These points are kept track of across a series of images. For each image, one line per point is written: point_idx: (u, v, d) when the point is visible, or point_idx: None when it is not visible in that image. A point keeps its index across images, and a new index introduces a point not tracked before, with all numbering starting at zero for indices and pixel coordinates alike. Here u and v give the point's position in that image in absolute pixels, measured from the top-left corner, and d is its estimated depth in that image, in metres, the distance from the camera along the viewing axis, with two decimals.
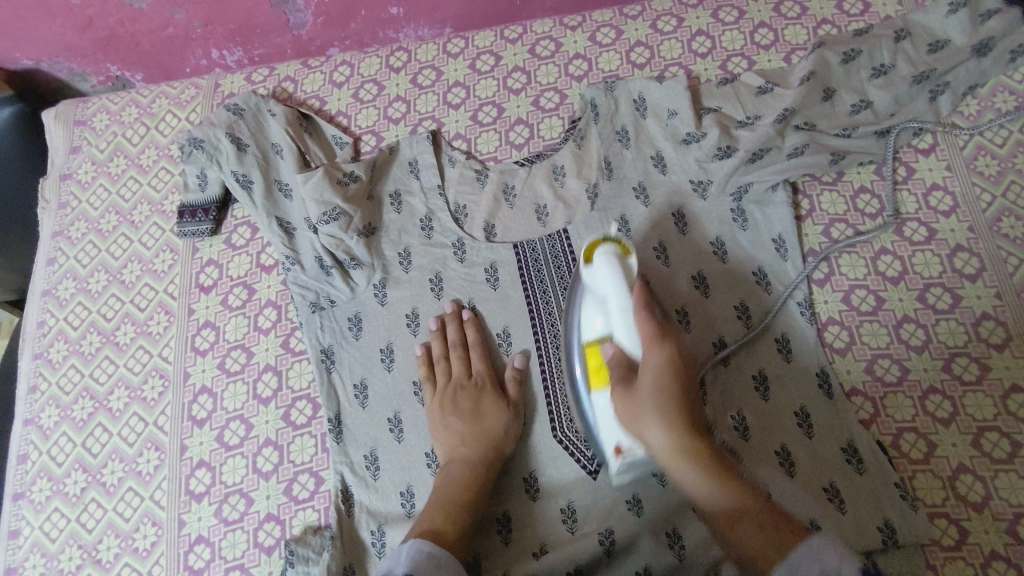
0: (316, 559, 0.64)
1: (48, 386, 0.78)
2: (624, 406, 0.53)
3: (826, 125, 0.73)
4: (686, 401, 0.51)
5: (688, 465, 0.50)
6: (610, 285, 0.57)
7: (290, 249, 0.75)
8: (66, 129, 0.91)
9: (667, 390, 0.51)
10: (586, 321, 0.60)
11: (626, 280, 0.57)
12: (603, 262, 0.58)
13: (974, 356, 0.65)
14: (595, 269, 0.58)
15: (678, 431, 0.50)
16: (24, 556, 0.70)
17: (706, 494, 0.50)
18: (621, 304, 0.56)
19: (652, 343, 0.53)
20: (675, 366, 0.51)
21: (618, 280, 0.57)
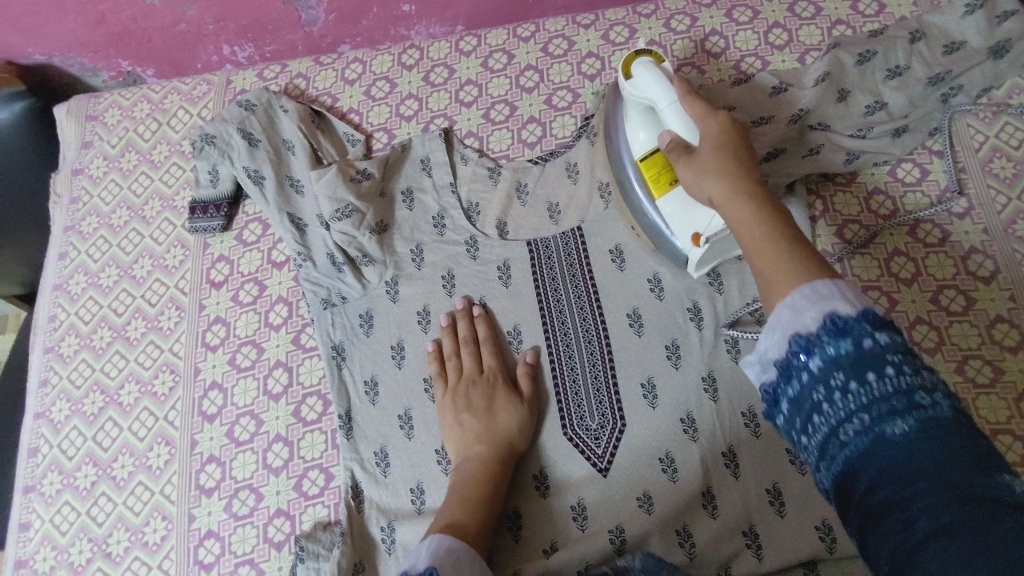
0: (327, 555, 0.64)
1: (58, 380, 0.78)
2: (688, 172, 0.56)
3: (840, 125, 0.74)
4: (740, 155, 0.54)
5: (744, 207, 0.49)
6: (651, 85, 0.63)
7: (302, 245, 0.75)
8: (78, 124, 0.91)
9: (724, 146, 0.55)
10: (639, 138, 0.66)
11: (666, 76, 0.63)
12: (642, 70, 0.64)
13: (988, 359, 0.65)
14: (637, 82, 0.64)
15: (731, 182, 0.52)
16: (35, 549, 0.71)
17: (750, 226, 0.48)
18: (665, 89, 0.62)
19: (705, 118, 0.59)
20: (727, 130, 0.56)
21: (659, 79, 0.63)
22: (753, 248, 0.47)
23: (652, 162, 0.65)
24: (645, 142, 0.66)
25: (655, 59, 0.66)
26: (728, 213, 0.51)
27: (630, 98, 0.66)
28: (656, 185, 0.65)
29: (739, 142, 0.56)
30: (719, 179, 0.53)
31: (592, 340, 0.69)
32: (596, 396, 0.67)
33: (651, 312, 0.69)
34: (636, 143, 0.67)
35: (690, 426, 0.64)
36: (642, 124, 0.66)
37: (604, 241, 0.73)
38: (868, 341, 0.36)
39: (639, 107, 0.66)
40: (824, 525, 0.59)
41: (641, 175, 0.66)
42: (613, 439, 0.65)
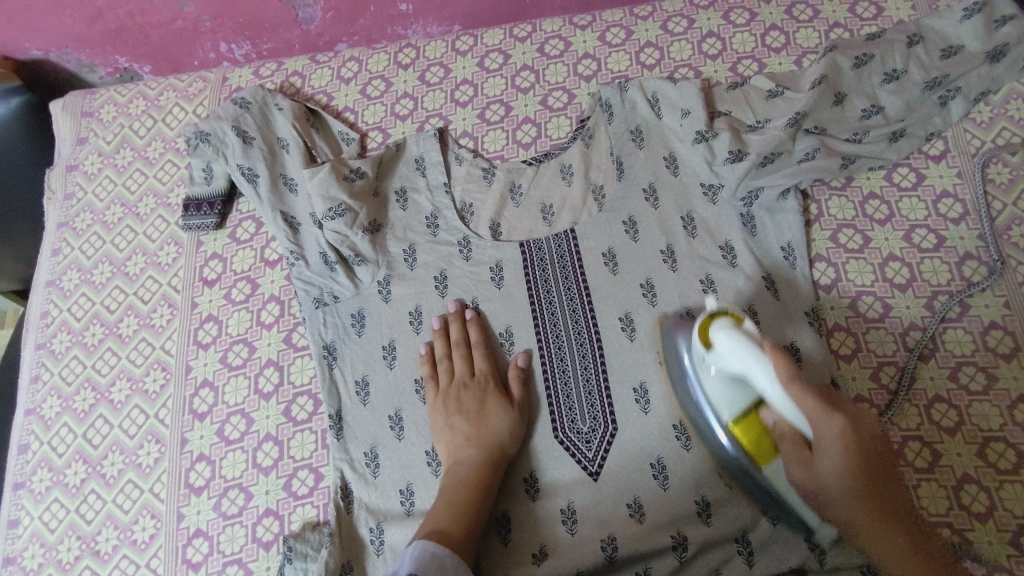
0: (315, 556, 0.64)
1: (50, 376, 0.78)
2: (803, 476, 0.53)
3: (836, 129, 0.73)
4: (872, 482, 0.50)
5: (875, 535, 0.51)
6: (744, 359, 0.54)
7: (295, 244, 0.75)
8: (74, 120, 0.91)
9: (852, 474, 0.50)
10: (721, 399, 0.58)
11: (757, 350, 0.54)
12: (724, 337, 0.56)
13: (981, 366, 0.65)
14: (718, 349, 0.56)
15: (857, 492, 0.50)
16: (23, 546, 0.70)
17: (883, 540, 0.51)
18: (761, 367, 0.53)
19: (822, 419, 0.50)
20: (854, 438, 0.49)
21: (750, 354, 0.54)
22: (878, 556, 0.52)
23: (746, 425, 0.57)
24: (736, 410, 0.57)
25: (734, 319, 0.57)
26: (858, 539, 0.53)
27: (708, 361, 0.58)
28: (754, 451, 0.57)
29: (865, 466, 0.50)
30: (846, 486, 0.50)
31: (584, 344, 0.69)
32: (587, 399, 0.67)
33: (644, 317, 0.69)
34: (720, 407, 0.58)
35: (683, 434, 0.64)
36: (726, 388, 0.58)
37: (597, 244, 0.72)
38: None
39: (720, 375, 0.57)
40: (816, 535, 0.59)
41: (732, 440, 0.58)
42: (603, 443, 0.65)
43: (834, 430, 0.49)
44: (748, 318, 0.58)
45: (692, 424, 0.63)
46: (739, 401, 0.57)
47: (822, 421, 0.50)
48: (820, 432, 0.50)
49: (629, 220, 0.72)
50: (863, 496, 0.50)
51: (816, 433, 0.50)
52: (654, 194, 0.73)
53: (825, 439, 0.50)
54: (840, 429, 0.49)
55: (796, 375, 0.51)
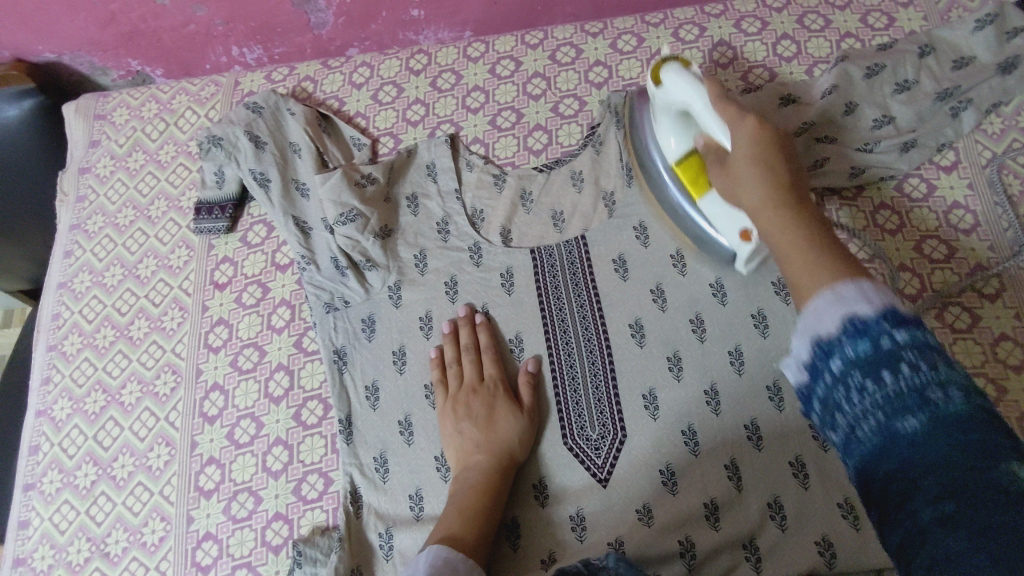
0: (324, 561, 0.64)
1: (61, 378, 0.78)
2: (726, 185, 0.52)
3: (847, 138, 0.74)
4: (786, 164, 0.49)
5: (768, 211, 0.46)
6: (684, 89, 0.60)
7: (307, 249, 0.75)
8: (86, 123, 0.91)
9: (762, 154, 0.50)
10: (673, 142, 0.65)
11: (694, 79, 0.60)
12: (671, 75, 0.62)
13: (992, 377, 0.65)
14: (666, 88, 0.62)
15: (768, 175, 0.48)
16: (34, 547, 0.71)
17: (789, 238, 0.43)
18: (694, 91, 0.59)
19: (737, 123, 0.53)
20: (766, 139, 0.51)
21: (687, 83, 0.60)
22: (772, 239, 0.44)
23: (688, 166, 0.65)
24: (678, 146, 0.65)
25: (682, 63, 0.63)
26: (760, 224, 0.46)
27: (660, 101, 0.64)
28: (694, 189, 0.65)
29: (775, 149, 0.50)
30: (762, 187, 0.47)
31: (594, 351, 0.69)
32: (597, 406, 0.67)
33: (654, 323, 0.69)
34: (670, 151, 0.66)
35: (692, 440, 0.64)
36: (676, 131, 0.65)
37: (607, 250, 0.72)
38: (880, 326, 0.33)
39: (671, 110, 0.64)
40: (825, 540, 0.59)
41: (679, 179, 0.67)
42: (613, 449, 0.65)
43: (745, 131, 0.52)
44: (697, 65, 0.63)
45: (653, 188, 0.70)
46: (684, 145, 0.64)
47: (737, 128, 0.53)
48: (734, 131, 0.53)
49: (640, 226, 0.73)
50: (765, 172, 0.48)
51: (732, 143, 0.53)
52: None
53: (743, 128, 0.52)
54: (751, 127, 0.52)
55: (722, 94, 0.57)
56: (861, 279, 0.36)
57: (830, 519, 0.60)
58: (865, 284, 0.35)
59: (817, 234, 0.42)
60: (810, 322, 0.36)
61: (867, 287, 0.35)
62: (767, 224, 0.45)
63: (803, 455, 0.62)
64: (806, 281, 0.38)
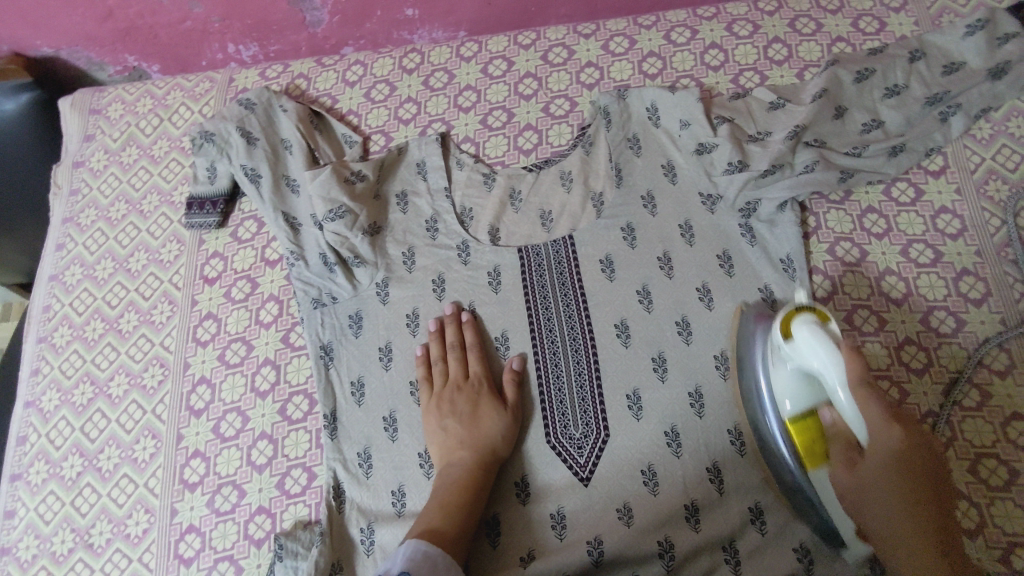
0: (305, 555, 0.64)
1: (50, 369, 0.79)
2: (850, 484, 0.52)
3: (836, 142, 0.73)
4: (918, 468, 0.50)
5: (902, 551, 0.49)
6: (815, 353, 0.53)
7: (296, 245, 0.75)
8: (82, 116, 0.92)
9: (893, 462, 0.50)
10: (786, 393, 0.57)
11: (833, 344, 0.53)
12: (803, 332, 0.54)
13: (975, 382, 0.65)
14: (794, 345, 0.55)
15: (898, 484, 0.49)
16: (19, 537, 0.71)
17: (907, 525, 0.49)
18: (830, 368, 0.52)
19: (882, 432, 0.50)
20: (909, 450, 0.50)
21: (821, 351, 0.53)
22: (903, 572, 0.49)
23: (803, 426, 0.57)
24: (789, 409, 0.57)
25: (818, 316, 0.56)
26: (886, 550, 0.51)
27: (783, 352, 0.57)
28: (806, 453, 0.57)
29: (917, 459, 0.50)
30: (894, 487, 0.50)
31: (579, 350, 0.69)
32: (580, 405, 0.67)
33: (639, 324, 0.69)
34: (782, 403, 0.58)
35: (674, 441, 0.64)
36: (791, 384, 0.57)
37: (595, 251, 0.72)
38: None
39: (788, 366, 0.57)
40: (802, 547, 0.59)
41: (787, 439, 0.58)
42: (595, 449, 0.65)
43: (891, 438, 0.50)
44: (835, 320, 0.56)
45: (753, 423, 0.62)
46: (801, 403, 0.57)
47: (883, 432, 0.50)
48: (875, 434, 0.50)
49: (627, 227, 0.73)
50: (902, 485, 0.50)
51: (868, 444, 0.51)
52: (652, 202, 0.73)
53: (881, 442, 0.50)
54: (897, 438, 0.50)
55: (866, 383, 0.51)
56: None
57: (809, 524, 0.60)
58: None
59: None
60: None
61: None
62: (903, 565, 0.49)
63: None
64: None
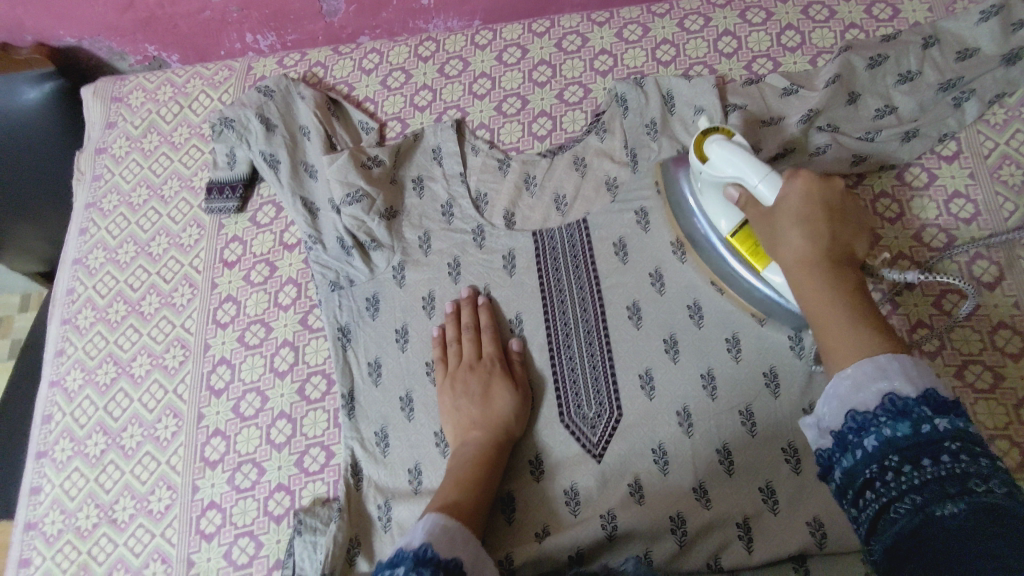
0: (324, 530, 0.65)
1: (74, 350, 0.80)
2: (772, 232, 0.56)
3: (849, 128, 0.74)
4: (829, 208, 0.54)
5: (810, 277, 0.52)
6: (732, 160, 0.60)
7: (314, 228, 0.77)
8: (103, 105, 0.94)
9: (810, 205, 0.54)
10: (719, 213, 0.65)
11: (749, 153, 0.60)
12: (716, 150, 0.62)
13: (989, 365, 0.65)
14: (714, 159, 0.62)
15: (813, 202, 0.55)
16: (44, 512, 0.73)
17: (816, 292, 0.51)
18: (750, 167, 0.59)
19: (788, 178, 0.56)
20: (809, 187, 0.55)
21: (745, 158, 0.60)
22: (806, 295, 0.52)
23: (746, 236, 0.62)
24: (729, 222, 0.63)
25: (725, 135, 0.64)
26: (797, 284, 0.53)
27: (705, 176, 0.64)
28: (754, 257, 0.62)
29: (823, 205, 0.54)
30: (801, 233, 0.53)
31: (591, 331, 0.70)
32: (593, 384, 0.68)
33: (650, 308, 0.70)
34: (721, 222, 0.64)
35: (686, 421, 0.65)
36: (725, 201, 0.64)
37: (608, 234, 0.73)
38: (919, 412, 0.41)
39: (717, 182, 0.63)
40: (816, 522, 0.60)
41: (734, 249, 0.64)
42: (608, 427, 0.66)
43: (794, 189, 0.55)
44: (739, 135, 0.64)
45: (703, 256, 0.68)
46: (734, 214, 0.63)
47: (787, 184, 0.56)
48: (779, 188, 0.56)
49: (640, 212, 0.74)
50: (815, 225, 0.53)
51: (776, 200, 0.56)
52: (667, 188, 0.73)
53: (788, 197, 0.56)
54: (799, 188, 0.55)
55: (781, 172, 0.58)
56: (902, 354, 0.45)
57: (823, 502, 0.60)
58: (896, 357, 0.45)
59: (851, 301, 0.49)
60: (850, 386, 0.45)
61: (893, 359, 0.44)
62: (806, 286, 0.51)
63: (796, 440, 0.63)
64: (845, 346, 0.47)
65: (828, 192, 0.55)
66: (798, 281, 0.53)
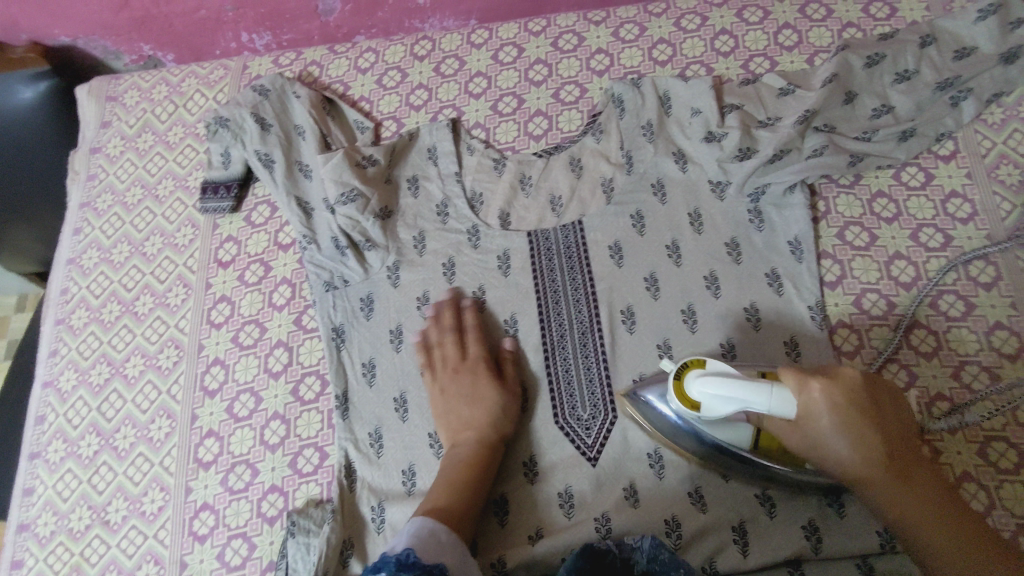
0: (317, 531, 0.65)
1: (68, 351, 0.80)
2: (807, 444, 0.49)
3: (846, 128, 0.73)
4: (865, 408, 0.48)
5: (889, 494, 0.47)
6: (726, 403, 0.51)
7: (308, 229, 0.76)
8: (98, 104, 0.94)
9: (846, 414, 0.47)
10: None
11: (734, 380, 0.50)
12: (699, 392, 0.53)
13: (985, 365, 0.65)
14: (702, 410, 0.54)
15: (847, 404, 0.47)
16: (37, 514, 0.72)
17: (909, 512, 0.47)
18: (747, 396, 0.49)
19: (800, 394, 0.48)
20: (837, 391, 0.47)
21: (731, 387, 0.50)
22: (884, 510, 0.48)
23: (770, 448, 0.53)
24: None
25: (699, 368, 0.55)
26: (866, 495, 0.49)
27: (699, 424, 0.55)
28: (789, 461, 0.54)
29: (861, 404, 0.48)
30: (855, 450, 0.47)
31: (587, 333, 0.70)
32: (588, 386, 0.68)
33: (646, 310, 0.69)
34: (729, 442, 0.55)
35: None
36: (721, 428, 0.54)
37: (603, 235, 0.73)
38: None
39: (712, 424, 0.54)
40: (811, 525, 0.59)
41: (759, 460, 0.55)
42: (603, 430, 0.66)
43: (819, 398, 0.47)
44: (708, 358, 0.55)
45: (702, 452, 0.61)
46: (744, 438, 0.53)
47: (804, 400, 0.48)
48: (803, 407, 0.48)
49: (637, 213, 0.73)
50: (859, 433, 0.47)
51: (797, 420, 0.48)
52: (663, 189, 0.74)
53: (814, 410, 0.47)
54: (830, 399, 0.47)
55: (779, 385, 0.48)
56: None
57: (818, 505, 0.60)
58: None
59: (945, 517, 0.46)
60: None
61: None
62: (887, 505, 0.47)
63: None
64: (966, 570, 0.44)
65: (850, 386, 0.48)
66: (868, 494, 0.48)
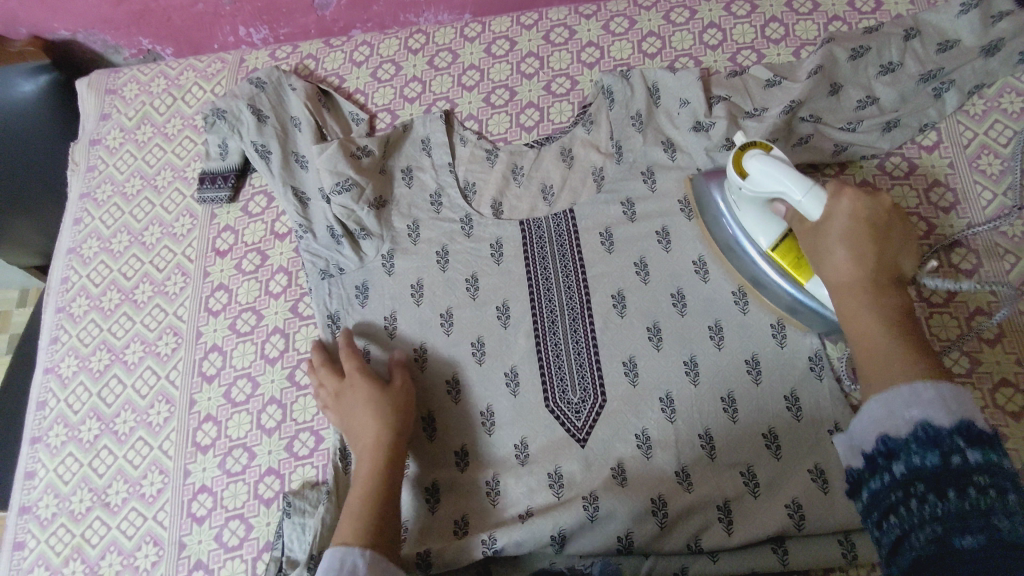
0: (312, 511, 0.66)
1: (68, 338, 0.81)
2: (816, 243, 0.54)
3: (832, 119, 0.75)
4: (877, 231, 0.52)
5: (859, 295, 0.50)
6: (772, 182, 0.57)
7: (304, 218, 0.78)
8: (97, 96, 0.95)
9: (860, 223, 0.52)
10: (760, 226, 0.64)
11: (789, 169, 0.56)
12: (754, 164, 0.59)
13: (966, 350, 0.66)
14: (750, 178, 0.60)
15: (862, 223, 0.52)
16: (39, 496, 0.74)
17: (863, 320, 0.48)
18: (790, 184, 0.56)
19: (832, 196, 0.54)
20: (861, 208, 0.53)
21: (781, 173, 0.57)
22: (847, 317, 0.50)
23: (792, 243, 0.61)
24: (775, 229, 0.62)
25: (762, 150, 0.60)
26: (841, 304, 0.51)
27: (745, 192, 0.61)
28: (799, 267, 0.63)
29: (874, 226, 0.52)
30: (848, 254, 0.51)
31: (577, 320, 0.71)
32: (578, 371, 0.69)
33: (636, 295, 0.71)
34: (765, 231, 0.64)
35: (668, 407, 0.66)
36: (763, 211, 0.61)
37: (593, 224, 0.75)
38: (953, 443, 0.38)
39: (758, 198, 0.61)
40: (794, 503, 0.61)
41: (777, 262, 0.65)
42: (592, 413, 0.67)
43: (842, 206, 0.53)
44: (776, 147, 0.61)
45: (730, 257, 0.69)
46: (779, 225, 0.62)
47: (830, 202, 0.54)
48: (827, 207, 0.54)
49: (627, 201, 0.75)
50: (863, 242, 0.51)
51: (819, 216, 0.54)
52: (652, 176, 0.75)
53: (837, 215, 0.53)
54: (847, 203, 0.53)
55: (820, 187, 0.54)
56: (942, 381, 0.42)
57: (801, 483, 0.62)
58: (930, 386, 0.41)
59: (900, 336, 0.46)
60: (879, 421, 0.42)
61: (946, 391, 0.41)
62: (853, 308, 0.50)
63: (776, 426, 0.64)
64: (888, 370, 0.44)
65: (879, 210, 0.53)
66: (842, 300, 0.51)
